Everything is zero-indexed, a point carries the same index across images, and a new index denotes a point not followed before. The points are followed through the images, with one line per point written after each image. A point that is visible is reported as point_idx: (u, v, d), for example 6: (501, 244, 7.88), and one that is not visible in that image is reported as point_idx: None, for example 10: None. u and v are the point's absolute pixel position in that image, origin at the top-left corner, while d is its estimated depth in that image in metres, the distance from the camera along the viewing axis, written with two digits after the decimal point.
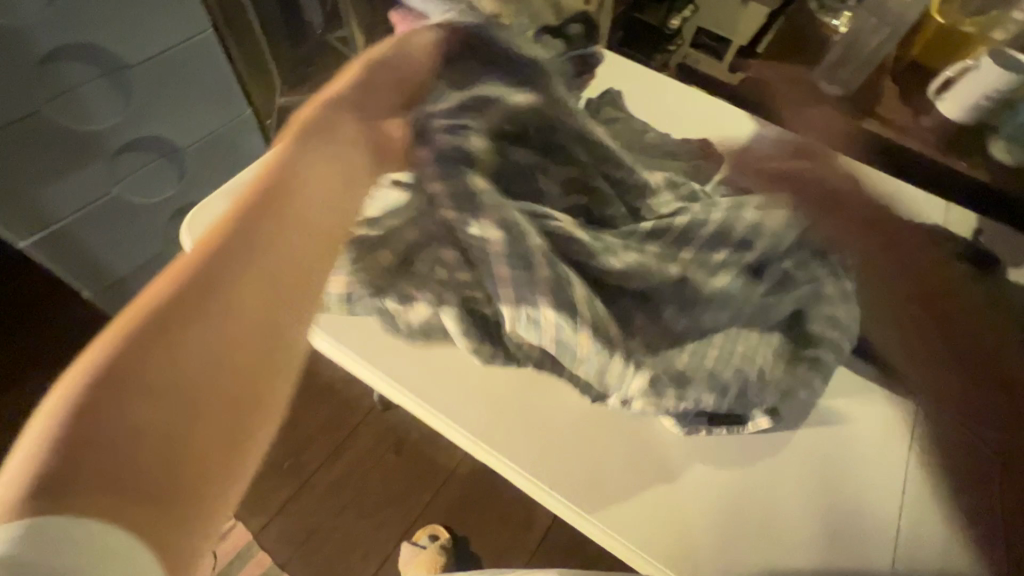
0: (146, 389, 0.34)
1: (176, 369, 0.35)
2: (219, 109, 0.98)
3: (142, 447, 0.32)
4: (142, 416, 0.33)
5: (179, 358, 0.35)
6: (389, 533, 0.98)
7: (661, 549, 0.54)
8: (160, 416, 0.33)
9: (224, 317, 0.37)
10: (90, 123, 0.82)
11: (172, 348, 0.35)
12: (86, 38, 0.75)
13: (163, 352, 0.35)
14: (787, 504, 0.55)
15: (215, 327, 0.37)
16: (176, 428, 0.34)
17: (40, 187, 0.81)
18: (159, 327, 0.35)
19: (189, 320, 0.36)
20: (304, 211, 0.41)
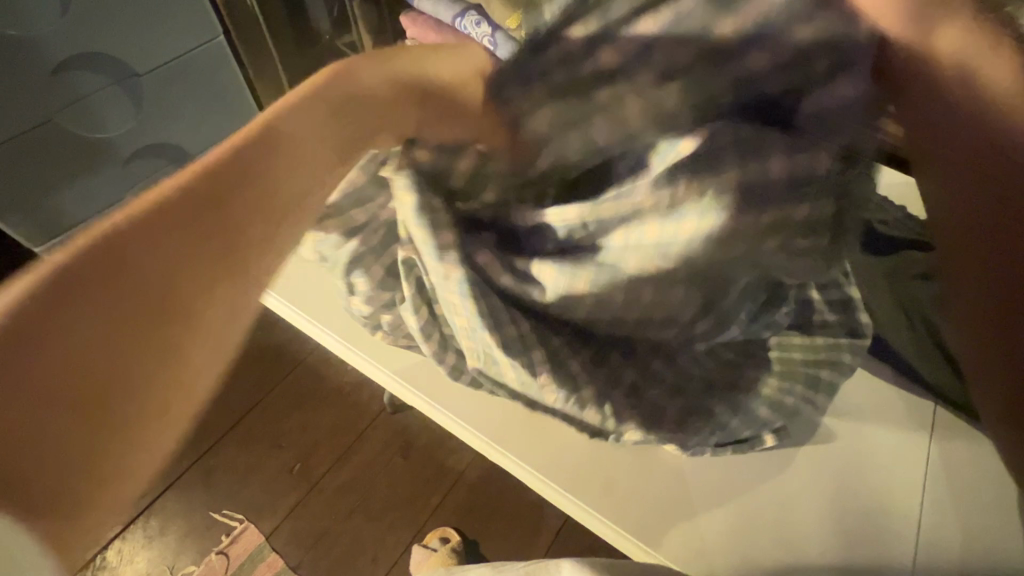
0: (82, 313, 0.38)
1: (126, 300, 0.39)
2: (230, 116, 0.99)
3: (123, 340, 0.39)
4: (91, 365, 0.38)
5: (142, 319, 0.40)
6: (399, 537, 0.98)
7: (673, 553, 0.54)
8: (137, 315, 0.40)
9: (200, 221, 0.43)
10: (104, 130, 0.83)
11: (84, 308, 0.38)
12: (100, 48, 0.77)
13: (133, 274, 0.40)
14: (807, 510, 0.55)
15: (201, 217, 0.43)
16: (100, 344, 0.38)
17: (55, 194, 0.83)
18: (150, 243, 0.41)
19: (82, 292, 0.38)
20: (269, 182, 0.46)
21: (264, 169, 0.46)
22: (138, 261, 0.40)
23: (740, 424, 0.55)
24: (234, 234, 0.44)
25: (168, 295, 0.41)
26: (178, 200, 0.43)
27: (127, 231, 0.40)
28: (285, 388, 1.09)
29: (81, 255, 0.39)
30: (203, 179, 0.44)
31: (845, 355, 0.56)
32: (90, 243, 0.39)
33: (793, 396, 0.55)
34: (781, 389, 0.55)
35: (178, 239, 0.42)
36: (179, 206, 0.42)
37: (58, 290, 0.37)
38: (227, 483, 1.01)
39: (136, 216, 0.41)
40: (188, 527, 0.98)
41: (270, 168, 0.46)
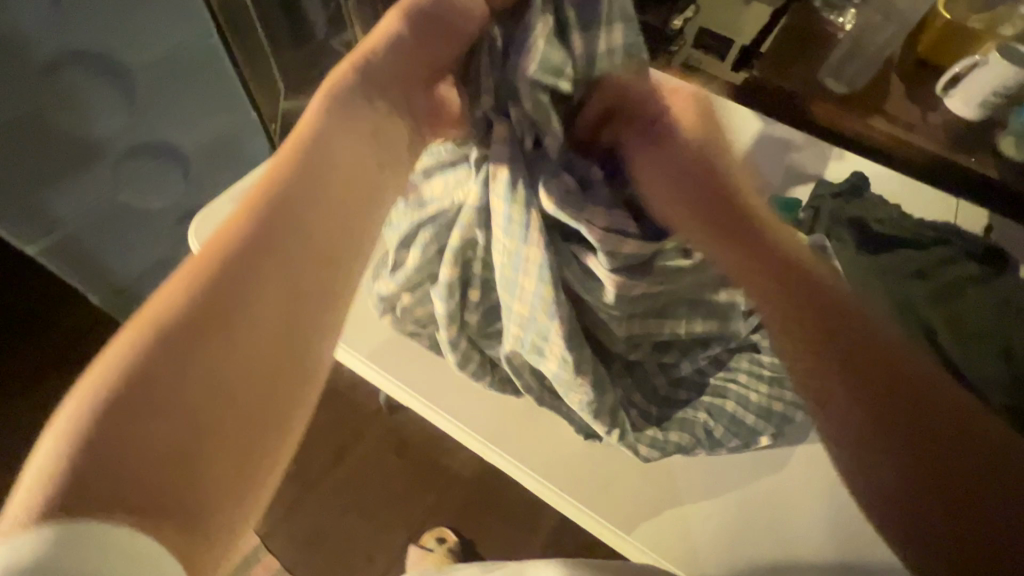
0: (187, 376, 0.31)
1: (235, 350, 0.33)
2: (222, 113, 0.98)
3: (207, 417, 0.31)
4: (176, 428, 0.30)
5: (193, 371, 0.32)
6: (395, 536, 0.98)
7: (666, 549, 0.54)
8: (217, 369, 0.32)
9: (268, 262, 0.35)
10: (95, 129, 0.82)
11: (160, 368, 0.31)
12: (93, 46, 0.76)
13: (216, 330, 0.33)
14: (802, 506, 0.55)
15: (282, 257, 0.36)
16: (217, 392, 0.32)
17: (49, 193, 0.82)
18: (236, 288, 0.34)
19: (183, 346, 0.32)
20: (330, 203, 0.39)
21: (335, 203, 0.39)
22: (214, 308, 0.33)
23: (722, 430, 0.54)
24: (310, 264, 0.37)
25: (258, 342, 0.34)
26: (268, 235, 0.36)
27: (204, 284, 0.34)
28: None
29: (177, 311, 0.32)
30: (268, 210, 0.36)
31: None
32: (170, 305, 0.33)
33: (779, 403, 0.54)
34: (770, 397, 0.53)
35: (279, 264, 0.36)
36: (249, 244, 0.35)
37: (144, 357, 0.31)
38: None
39: (208, 264, 0.34)
40: None
41: (336, 197, 0.39)
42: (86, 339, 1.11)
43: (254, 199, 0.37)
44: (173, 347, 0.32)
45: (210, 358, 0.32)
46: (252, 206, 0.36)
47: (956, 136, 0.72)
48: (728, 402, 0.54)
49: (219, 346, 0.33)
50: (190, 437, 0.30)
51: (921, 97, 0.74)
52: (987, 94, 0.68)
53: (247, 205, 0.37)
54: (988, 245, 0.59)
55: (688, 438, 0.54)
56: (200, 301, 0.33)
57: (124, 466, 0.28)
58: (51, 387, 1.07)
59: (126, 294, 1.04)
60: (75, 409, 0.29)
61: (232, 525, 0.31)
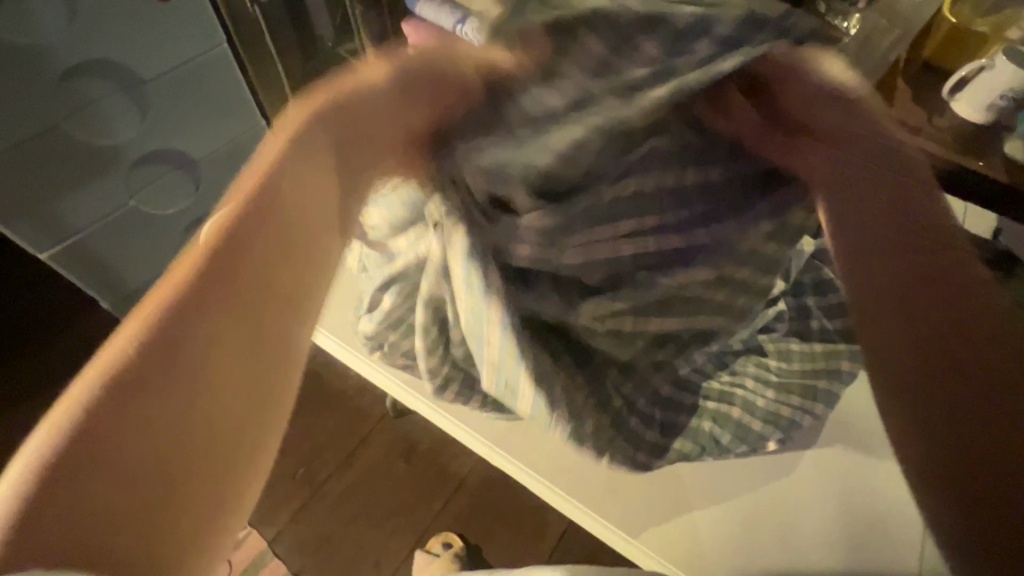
0: (144, 439, 0.44)
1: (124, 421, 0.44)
2: (233, 120, 0.99)
3: (160, 483, 0.45)
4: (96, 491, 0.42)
5: (179, 427, 0.46)
6: (401, 541, 0.98)
7: (669, 551, 0.55)
8: (183, 416, 0.46)
9: (180, 347, 0.46)
10: (109, 137, 0.84)
11: (126, 421, 0.43)
12: (109, 57, 0.78)
13: (148, 390, 0.45)
14: (806, 510, 0.56)
15: (193, 337, 0.47)
16: (189, 449, 0.47)
17: (65, 201, 0.84)
18: (133, 375, 0.44)
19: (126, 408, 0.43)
20: (234, 291, 0.49)
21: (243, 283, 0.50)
22: (134, 385, 0.44)
23: (732, 435, 0.56)
24: (217, 330, 0.48)
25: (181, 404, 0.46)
26: (176, 325, 0.46)
27: (101, 379, 0.43)
28: None
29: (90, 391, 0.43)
30: (173, 303, 0.46)
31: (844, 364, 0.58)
32: (71, 405, 0.42)
33: (788, 408, 0.56)
34: (776, 402, 0.55)
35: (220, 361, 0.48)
36: (148, 336, 0.45)
37: (67, 446, 0.41)
38: None
39: (115, 344, 0.45)
40: None
41: (255, 274, 0.50)
42: (97, 344, 1.13)
43: (193, 278, 0.47)
44: (87, 437, 0.42)
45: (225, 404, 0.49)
46: (176, 292, 0.47)
47: (964, 138, 0.72)
48: (735, 408, 0.56)
49: (151, 419, 0.45)
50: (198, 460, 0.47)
51: (928, 100, 0.74)
52: (997, 97, 0.68)
53: (161, 293, 0.47)
54: (995, 248, 0.60)
55: (700, 443, 0.56)
56: (131, 389, 0.44)
57: (66, 510, 0.40)
58: (61, 392, 1.08)
59: (136, 301, 1.05)
60: (14, 500, 0.39)
61: (231, 509, 0.50)
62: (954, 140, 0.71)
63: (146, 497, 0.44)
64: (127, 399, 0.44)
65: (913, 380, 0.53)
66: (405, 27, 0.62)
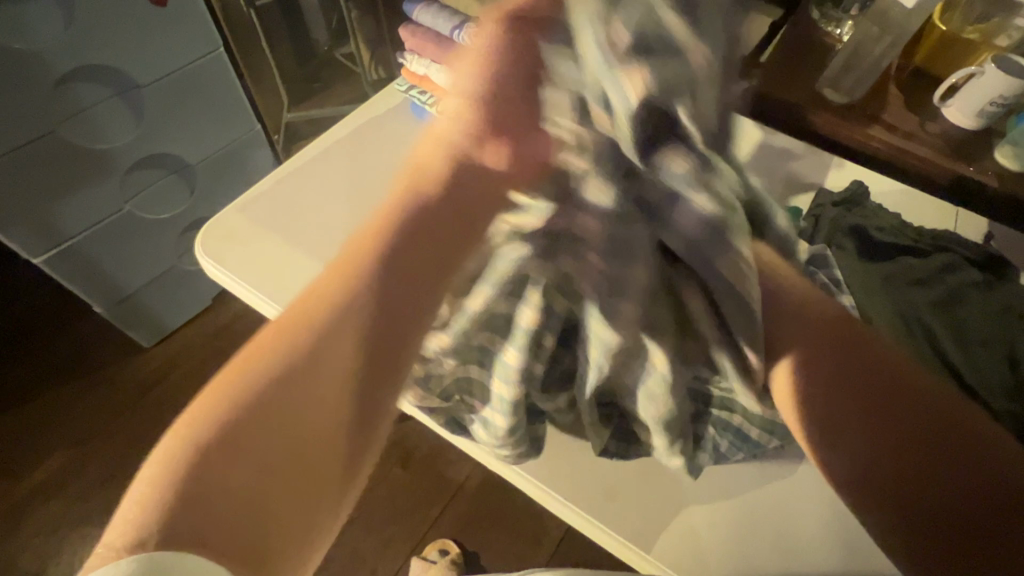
0: (245, 455, 0.32)
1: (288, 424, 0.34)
2: (228, 125, 0.99)
3: (291, 468, 0.33)
4: (267, 466, 0.33)
5: (284, 413, 0.34)
6: (398, 549, 0.97)
7: (674, 559, 0.53)
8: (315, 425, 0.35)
9: (327, 350, 0.36)
10: (103, 142, 0.84)
11: (274, 411, 0.33)
12: (105, 62, 0.78)
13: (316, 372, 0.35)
14: (808, 515, 0.55)
15: (337, 344, 0.36)
16: (293, 447, 0.34)
17: (59, 206, 0.83)
18: (291, 379, 0.34)
19: (306, 380, 0.35)
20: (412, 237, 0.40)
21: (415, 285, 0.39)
22: (280, 385, 0.34)
23: (725, 442, 0.54)
24: (371, 339, 0.37)
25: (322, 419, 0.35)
26: (316, 336, 0.36)
27: (236, 388, 0.33)
28: None
29: (219, 415, 0.32)
30: (325, 310, 0.37)
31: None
32: (223, 402, 0.33)
33: (785, 415, 0.54)
34: (773, 412, 0.53)
35: (354, 317, 0.37)
36: (313, 338, 0.36)
37: (226, 427, 0.32)
38: None
39: (309, 322, 0.36)
40: None
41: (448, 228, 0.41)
42: (91, 351, 1.12)
43: (328, 282, 0.38)
44: (264, 412, 0.33)
45: (293, 410, 0.34)
46: (322, 302, 0.37)
47: (957, 145, 0.72)
48: (733, 415, 0.54)
49: (261, 438, 0.33)
50: (262, 481, 0.32)
51: (920, 107, 0.75)
52: (988, 103, 0.69)
53: (283, 325, 0.36)
54: (987, 252, 0.60)
55: (698, 451, 0.55)
56: (301, 351, 0.35)
57: (190, 526, 0.30)
58: (53, 399, 1.07)
59: (131, 306, 1.04)
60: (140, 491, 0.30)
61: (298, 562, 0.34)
62: (947, 147, 0.71)
63: (234, 526, 0.31)
64: (284, 409, 0.34)
65: (884, 467, 0.42)
66: (402, 32, 0.63)
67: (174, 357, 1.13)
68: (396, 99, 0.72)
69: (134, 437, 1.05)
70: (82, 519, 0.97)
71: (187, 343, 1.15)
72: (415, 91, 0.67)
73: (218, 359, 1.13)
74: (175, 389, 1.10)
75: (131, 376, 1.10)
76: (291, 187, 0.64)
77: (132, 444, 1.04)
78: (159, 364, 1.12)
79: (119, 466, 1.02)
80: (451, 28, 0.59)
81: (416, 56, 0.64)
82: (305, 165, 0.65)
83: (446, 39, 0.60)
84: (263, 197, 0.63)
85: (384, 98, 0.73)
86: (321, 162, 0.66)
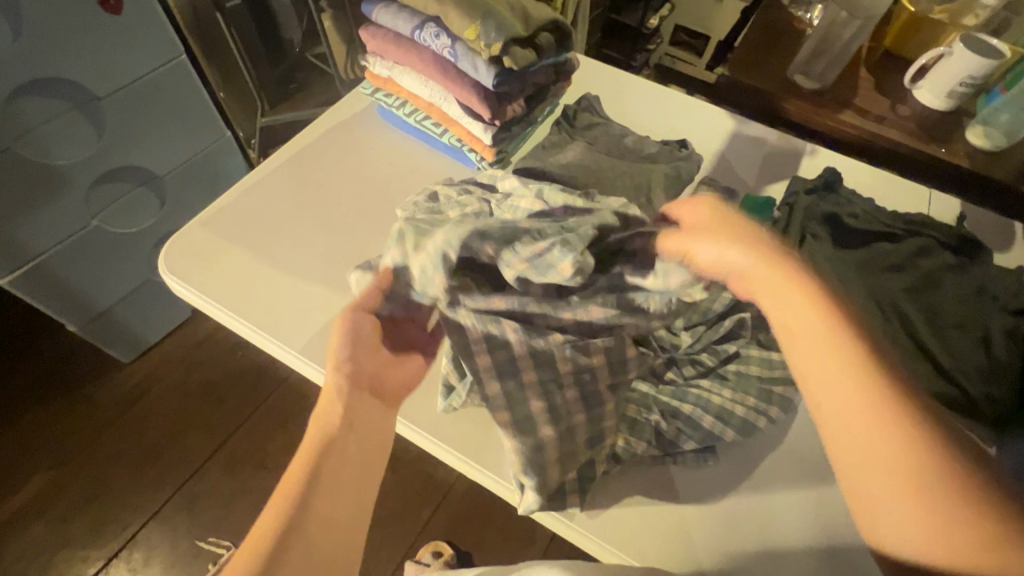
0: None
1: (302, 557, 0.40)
2: (196, 132, 0.97)
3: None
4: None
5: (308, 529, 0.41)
6: (390, 554, 0.96)
7: (664, 563, 0.48)
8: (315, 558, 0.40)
9: (342, 466, 0.44)
10: (63, 157, 0.81)
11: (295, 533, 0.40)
12: (60, 74, 0.75)
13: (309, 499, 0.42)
14: (802, 505, 0.51)
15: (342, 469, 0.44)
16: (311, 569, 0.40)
17: (19, 224, 0.80)
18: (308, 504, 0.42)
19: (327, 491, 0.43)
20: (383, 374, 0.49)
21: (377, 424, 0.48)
22: (292, 535, 0.40)
23: (679, 432, 0.50)
24: (375, 450, 0.47)
25: (337, 531, 0.42)
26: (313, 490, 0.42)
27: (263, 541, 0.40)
28: (270, 409, 1.08)
29: None
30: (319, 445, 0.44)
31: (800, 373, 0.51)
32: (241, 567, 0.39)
33: (743, 408, 0.50)
34: (733, 399, 0.50)
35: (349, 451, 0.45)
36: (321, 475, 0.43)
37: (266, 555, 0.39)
38: (213, 509, 0.99)
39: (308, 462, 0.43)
40: (173, 559, 0.95)
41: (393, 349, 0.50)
42: (69, 369, 1.10)
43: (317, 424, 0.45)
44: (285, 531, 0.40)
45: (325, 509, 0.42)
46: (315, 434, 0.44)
47: (926, 127, 0.74)
48: (686, 403, 0.50)
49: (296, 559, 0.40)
50: None
51: (889, 91, 0.76)
52: (957, 84, 0.70)
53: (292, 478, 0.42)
54: (963, 234, 0.59)
55: (637, 442, 0.49)
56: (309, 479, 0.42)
57: None
58: (31, 420, 1.05)
59: (106, 322, 1.02)
60: None
61: None
62: (917, 130, 0.73)
63: None
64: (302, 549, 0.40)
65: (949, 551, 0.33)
66: (362, 34, 0.60)
67: (153, 371, 1.11)
68: (362, 102, 0.71)
69: (116, 453, 1.02)
70: (67, 540, 0.95)
71: (167, 356, 1.13)
72: (380, 94, 0.65)
73: (200, 369, 1.12)
74: (157, 403, 1.08)
75: (111, 392, 1.08)
76: (256, 201, 0.62)
77: (114, 460, 1.02)
78: (138, 381, 1.10)
79: (103, 483, 1.00)
80: (411, 28, 0.56)
81: (378, 58, 0.62)
82: (267, 176, 0.64)
83: (406, 40, 0.58)
84: (228, 213, 0.61)
85: (350, 102, 0.71)
86: (287, 173, 0.64)
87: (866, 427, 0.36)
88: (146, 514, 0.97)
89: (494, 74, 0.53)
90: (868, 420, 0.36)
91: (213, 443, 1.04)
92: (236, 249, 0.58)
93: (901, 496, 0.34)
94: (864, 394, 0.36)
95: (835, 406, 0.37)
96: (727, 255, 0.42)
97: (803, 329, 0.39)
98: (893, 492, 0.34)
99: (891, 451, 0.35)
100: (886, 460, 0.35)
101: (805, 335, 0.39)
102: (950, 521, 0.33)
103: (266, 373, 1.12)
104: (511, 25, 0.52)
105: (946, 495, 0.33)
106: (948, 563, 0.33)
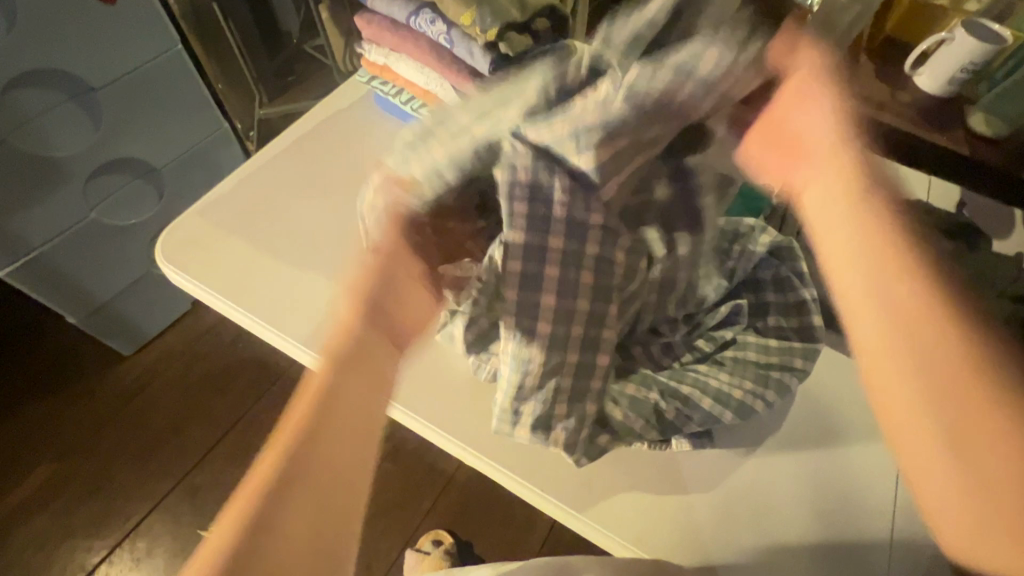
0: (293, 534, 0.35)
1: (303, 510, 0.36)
2: (194, 123, 0.97)
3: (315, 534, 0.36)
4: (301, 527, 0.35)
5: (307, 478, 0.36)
6: (391, 543, 0.97)
7: (662, 546, 0.49)
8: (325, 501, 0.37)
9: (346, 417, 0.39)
10: (61, 149, 0.81)
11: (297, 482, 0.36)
12: (55, 64, 0.75)
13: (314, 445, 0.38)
14: (799, 490, 0.51)
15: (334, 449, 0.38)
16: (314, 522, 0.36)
17: (17, 216, 0.80)
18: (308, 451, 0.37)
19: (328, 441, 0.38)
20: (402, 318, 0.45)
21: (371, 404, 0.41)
22: (263, 532, 0.34)
23: (678, 415, 0.50)
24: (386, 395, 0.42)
25: (308, 534, 0.36)
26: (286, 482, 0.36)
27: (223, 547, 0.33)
28: (271, 400, 1.08)
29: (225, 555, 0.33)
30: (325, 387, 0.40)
31: (797, 360, 0.51)
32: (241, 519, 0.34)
33: (740, 392, 0.50)
34: (730, 383, 0.50)
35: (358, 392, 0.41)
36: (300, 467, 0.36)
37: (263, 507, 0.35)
38: (215, 498, 1.00)
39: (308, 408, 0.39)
40: (176, 548, 0.95)
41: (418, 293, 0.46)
42: (70, 361, 1.10)
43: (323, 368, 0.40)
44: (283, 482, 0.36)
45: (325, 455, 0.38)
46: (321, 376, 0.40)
47: (926, 113, 0.73)
48: (683, 385, 0.51)
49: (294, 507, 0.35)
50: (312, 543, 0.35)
51: (889, 77, 0.76)
52: (958, 69, 0.69)
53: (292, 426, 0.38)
54: (960, 221, 0.60)
55: (634, 418, 0.50)
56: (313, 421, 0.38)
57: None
58: (34, 412, 1.05)
59: (106, 314, 1.02)
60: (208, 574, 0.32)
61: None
62: (917, 116, 0.73)
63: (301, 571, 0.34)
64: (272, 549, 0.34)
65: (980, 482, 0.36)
66: (357, 21, 0.60)
67: (154, 363, 1.12)
68: (358, 91, 0.70)
69: (118, 445, 1.03)
70: (72, 530, 0.96)
71: (168, 348, 1.14)
72: (376, 82, 0.64)
73: (201, 360, 1.12)
74: (158, 394, 1.08)
75: (113, 384, 1.09)
76: (253, 189, 0.62)
77: (116, 451, 1.02)
78: (139, 373, 1.10)
79: (105, 474, 1.01)
80: (406, 14, 0.56)
81: (373, 46, 0.62)
82: (263, 165, 0.63)
83: (402, 27, 0.58)
84: (224, 202, 0.61)
85: (347, 90, 0.71)
86: (284, 162, 0.64)
87: (926, 361, 0.38)
88: (149, 504, 0.98)
89: (490, 60, 0.53)
90: (935, 385, 0.38)
91: (214, 434, 1.05)
92: (233, 238, 0.58)
93: (952, 445, 0.37)
94: (955, 345, 0.38)
95: (872, 341, 0.40)
96: (824, 188, 0.44)
97: (864, 238, 0.42)
98: (953, 428, 0.37)
99: (920, 395, 0.38)
100: (916, 408, 0.38)
101: (863, 238, 0.42)
102: (952, 442, 0.37)
103: (267, 364, 1.12)
104: (506, 9, 0.51)
105: (1006, 447, 0.35)
106: (1006, 533, 0.35)
